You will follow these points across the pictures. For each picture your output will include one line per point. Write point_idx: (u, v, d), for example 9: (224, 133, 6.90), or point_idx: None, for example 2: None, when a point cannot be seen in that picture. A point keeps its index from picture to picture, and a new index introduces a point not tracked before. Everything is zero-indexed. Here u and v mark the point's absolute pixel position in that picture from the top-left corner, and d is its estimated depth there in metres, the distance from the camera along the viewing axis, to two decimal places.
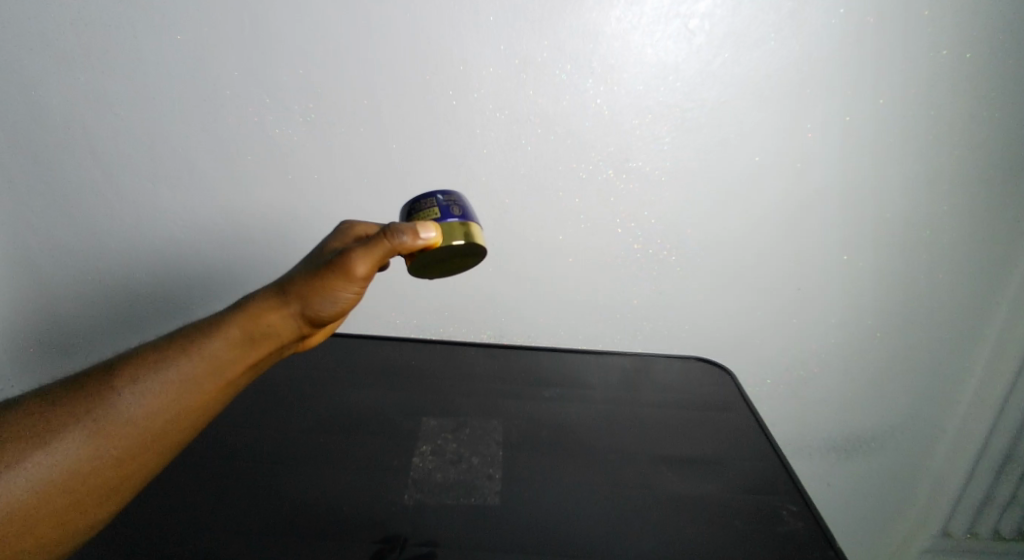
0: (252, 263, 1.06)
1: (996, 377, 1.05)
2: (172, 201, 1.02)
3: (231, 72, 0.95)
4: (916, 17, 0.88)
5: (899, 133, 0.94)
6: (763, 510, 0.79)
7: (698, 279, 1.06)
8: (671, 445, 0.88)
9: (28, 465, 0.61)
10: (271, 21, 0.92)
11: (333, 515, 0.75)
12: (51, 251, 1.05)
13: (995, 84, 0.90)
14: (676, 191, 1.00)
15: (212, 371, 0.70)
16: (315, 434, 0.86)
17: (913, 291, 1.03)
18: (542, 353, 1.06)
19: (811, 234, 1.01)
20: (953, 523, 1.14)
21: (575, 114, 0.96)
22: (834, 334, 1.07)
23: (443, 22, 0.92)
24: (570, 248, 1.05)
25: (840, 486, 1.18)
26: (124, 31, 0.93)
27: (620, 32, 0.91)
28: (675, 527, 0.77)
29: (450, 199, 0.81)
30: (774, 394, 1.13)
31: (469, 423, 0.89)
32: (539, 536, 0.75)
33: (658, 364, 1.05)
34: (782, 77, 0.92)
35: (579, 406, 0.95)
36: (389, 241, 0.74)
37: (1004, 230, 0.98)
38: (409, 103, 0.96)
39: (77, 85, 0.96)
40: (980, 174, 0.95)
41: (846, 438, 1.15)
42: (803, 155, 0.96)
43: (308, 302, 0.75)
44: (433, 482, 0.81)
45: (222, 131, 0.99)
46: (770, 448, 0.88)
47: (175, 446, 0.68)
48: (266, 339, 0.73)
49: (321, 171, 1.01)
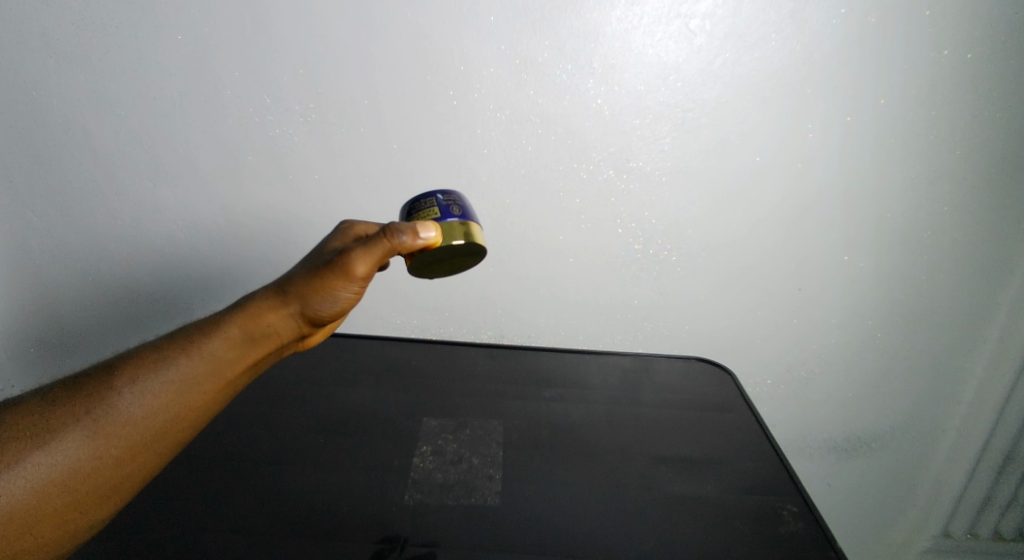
0: (251, 262, 1.06)
1: (996, 378, 1.05)
2: (172, 201, 1.02)
3: (232, 72, 0.95)
4: (916, 17, 0.88)
5: (899, 133, 0.94)
6: (763, 511, 0.79)
7: (698, 279, 1.06)
8: (671, 446, 0.88)
9: (28, 465, 0.61)
10: (273, 21, 0.92)
11: (333, 515, 0.75)
12: (51, 251, 1.05)
13: (996, 84, 0.90)
14: (676, 191, 1.00)
15: (212, 371, 0.70)
16: (315, 434, 0.86)
17: (913, 291, 1.03)
18: (542, 354, 1.06)
19: (812, 234, 1.01)
20: (954, 523, 1.14)
21: (575, 114, 0.96)
22: (834, 335, 1.07)
23: (444, 22, 0.92)
24: (570, 248, 1.05)
25: (840, 486, 1.18)
26: (125, 31, 0.93)
27: (620, 32, 0.91)
28: (676, 527, 0.77)
29: (450, 199, 0.81)
30: (774, 394, 1.13)
31: (469, 423, 0.89)
32: (540, 537, 0.75)
33: (658, 365, 1.05)
34: (783, 76, 0.92)
35: (579, 407, 0.95)
36: (389, 241, 0.74)
37: (1005, 230, 0.98)
38: (409, 103, 0.96)
39: (78, 85, 0.96)
40: (981, 174, 0.95)
41: (846, 439, 1.15)
42: (803, 155, 0.96)
43: (308, 301, 0.75)
44: (434, 482, 0.81)
45: (222, 131, 0.99)
46: (771, 448, 0.88)
47: (175, 446, 0.68)
48: (266, 339, 0.73)
49: (322, 171, 1.01)
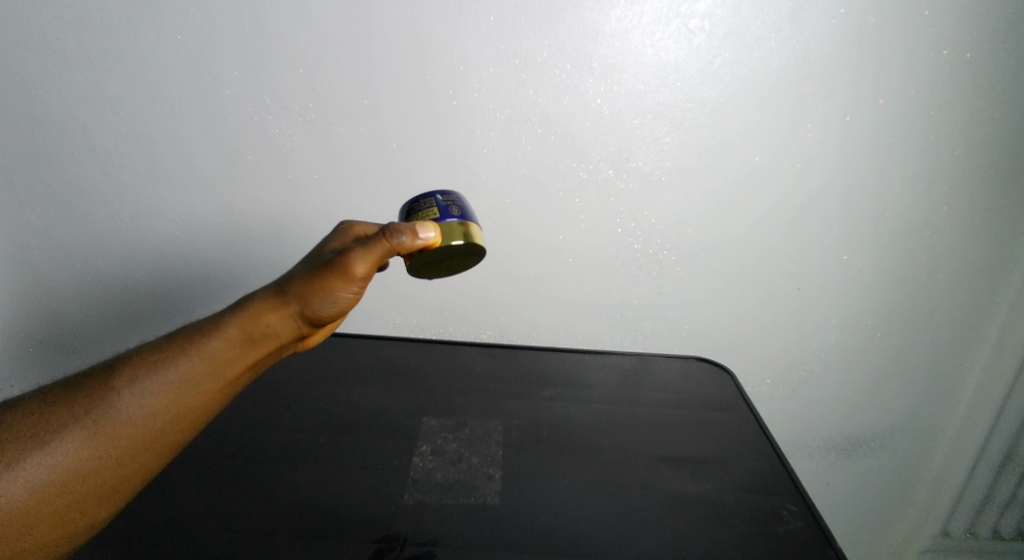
0: (251, 262, 1.06)
1: (996, 377, 1.05)
2: (172, 201, 1.02)
3: (231, 71, 0.95)
4: (915, 17, 0.88)
5: (899, 133, 0.94)
6: (762, 511, 0.79)
7: (697, 279, 1.06)
8: (671, 445, 0.88)
9: (27, 466, 0.61)
10: (272, 21, 0.92)
11: (333, 514, 0.75)
12: (51, 251, 1.05)
13: (995, 84, 0.90)
14: (676, 191, 1.00)
15: (211, 371, 0.70)
16: (315, 434, 0.86)
17: (913, 291, 1.03)
18: (542, 354, 1.06)
19: (811, 234, 1.01)
20: (953, 523, 1.14)
21: (575, 114, 0.96)
22: (833, 334, 1.07)
23: (443, 21, 0.92)
24: (570, 247, 1.05)
25: (840, 486, 1.18)
26: (125, 30, 0.93)
27: (620, 32, 0.91)
28: (675, 528, 0.77)
29: (450, 200, 0.81)
30: (774, 394, 1.13)
31: (468, 423, 0.89)
32: (540, 537, 0.75)
33: (658, 364, 1.05)
34: (782, 76, 0.92)
35: (578, 406, 0.95)
36: (388, 241, 0.74)
37: (1004, 229, 0.98)
38: (409, 103, 0.96)
39: (77, 85, 0.96)
40: (980, 174, 0.95)
41: (845, 438, 1.15)
42: (803, 155, 0.96)
43: (307, 302, 0.75)
44: (433, 482, 0.81)
45: (222, 130, 0.99)
46: (770, 448, 0.88)
47: (174, 446, 0.68)
48: (265, 339, 0.73)
49: (321, 171, 1.01)
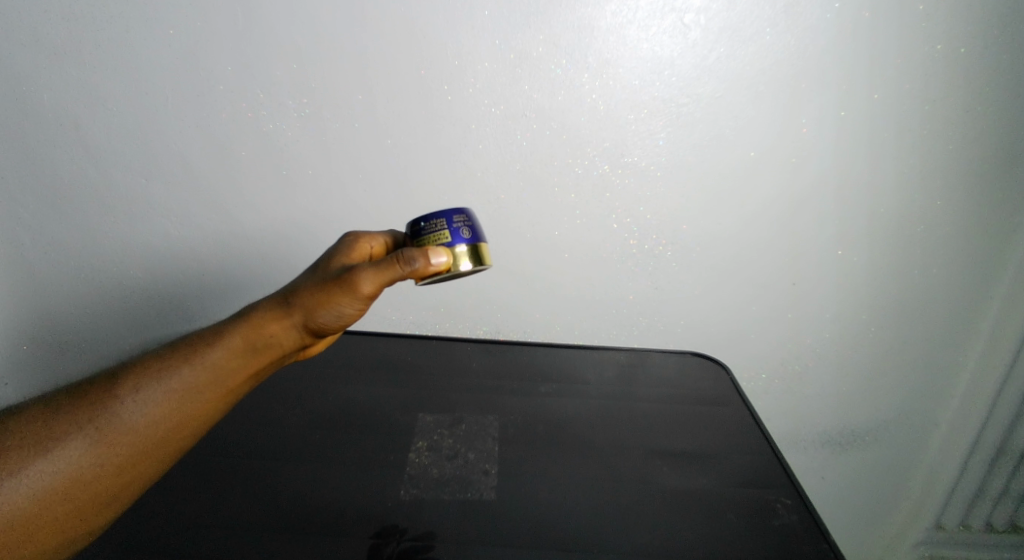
0: (244, 258, 1.05)
1: (989, 369, 1.06)
2: (166, 198, 1.02)
3: (225, 67, 0.94)
4: (909, 11, 0.89)
5: (893, 127, 0.95)
6: (757, 504, 0.80)
7: (693, 275, 1.06)
8: (668, 440, 0.89)
9: (28, 473, 0.61)
10: (266, 15, 0.92)
11: (330, 509, 0.76)
12: (44, 249, 1.04)
13: (989, 78, 0.91)
14: (671, 186, 1.00)
15: (213, 381, 0.69)
16: (312, 431, 0.86)
17: (906, 283, 1.04)
18: (537, 350, 1.06)
19: (807, 229, 1.01)
20: (946, 516, 1.15)
21: (570, 109, 0.96)
22: (828, 328, 1.08)
23: (439, 16, 0.92)
24: (565, 243, 1.05)
25: (835, 480, 1.19)
26: (117, 25, 0.93)
27: (615, 26, 0.92)
28: (671, 521, 0.77)
29: (461, 220, 0.79)
30: (769, 388, 1.13)
31: (464, 419, 0.90)
32: (536, 529, 0.75)
33: (653, 359, 1.06)
34: (777, 70, 0.92)
35: (575, 403, 0.95)
36: (402, 267, 0.74)
37: (997, 223, 0.99)
38: (404, 98, 0.96)
39: (69, 79, 0.95)
40: (974, 168, 0.96)
41: (840, 432, 1.15)
42: (798, 150, 0.97)
43: (310, 313, 0.74)
44: (430, 477, 0.81)
45: (215, 126, 0.98)
46: (766, 443, 0.89)
47: (174, 453, 0.68)
48: (267, 351, 0.73)
49: (316, 167, 1.00)
